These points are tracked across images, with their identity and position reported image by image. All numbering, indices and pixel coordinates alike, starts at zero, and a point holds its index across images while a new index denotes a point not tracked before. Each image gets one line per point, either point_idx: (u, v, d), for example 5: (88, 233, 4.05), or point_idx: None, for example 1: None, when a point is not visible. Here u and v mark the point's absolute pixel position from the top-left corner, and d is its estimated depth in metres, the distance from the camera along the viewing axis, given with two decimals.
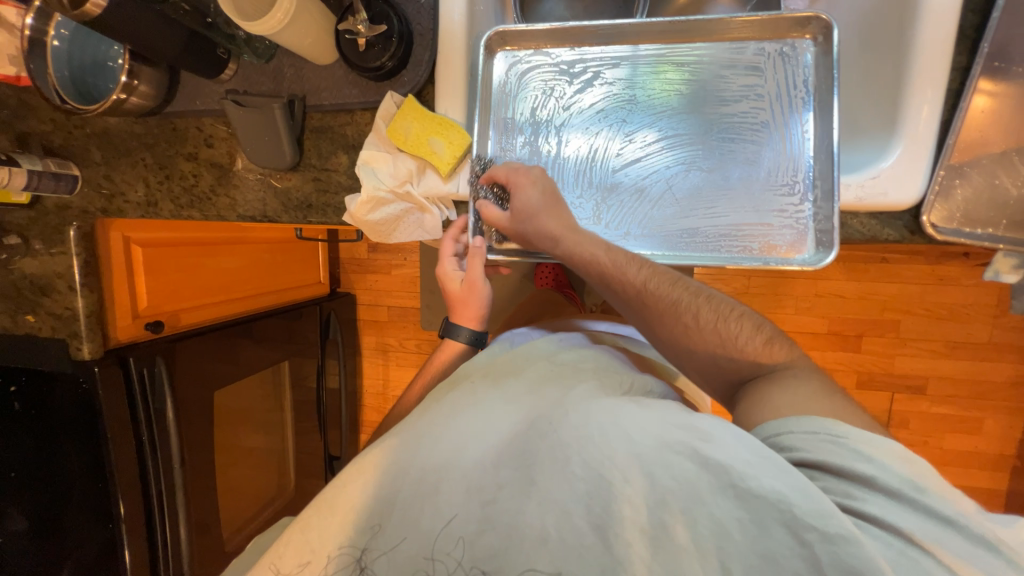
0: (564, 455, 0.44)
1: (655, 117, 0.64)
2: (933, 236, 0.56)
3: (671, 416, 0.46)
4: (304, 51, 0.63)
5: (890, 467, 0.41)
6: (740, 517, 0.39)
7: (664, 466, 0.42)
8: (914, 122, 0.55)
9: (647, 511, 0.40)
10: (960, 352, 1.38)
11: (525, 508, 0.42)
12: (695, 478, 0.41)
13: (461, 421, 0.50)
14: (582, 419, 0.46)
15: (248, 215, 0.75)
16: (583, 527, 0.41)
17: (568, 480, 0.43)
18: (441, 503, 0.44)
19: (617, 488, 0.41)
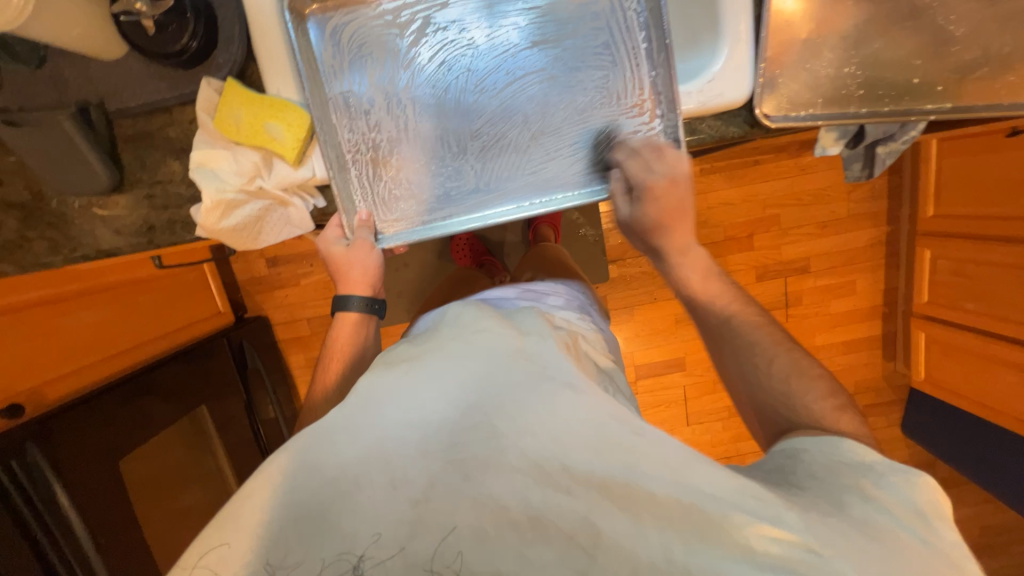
0: (503, 448, 0.43)
1: (501, 58, 0.62)
2: (769, 125, 0.62)
3: (611, 408, 0.48)
4: (71, 43, 0.52)
5: (905, 498, 0.40)
6: (676, 493, 0.40)
7: (600, 452, 0.43)
8: (733, 22, 0.59)
9: (587, 494, 0.40)
10: (829, 229, 1.58)
11: (459, 503, 0.40)
12: (640, 459, 0.42)
13: (382, 421, 0.45)
14: (516, 406, 0.46)
15: (80, 257, 0.63)
16: (523, 520, 0.39)
17: (506, 473, 0.41)
18: (375, 501, 0.40)
19: (560, 479, 0.41)
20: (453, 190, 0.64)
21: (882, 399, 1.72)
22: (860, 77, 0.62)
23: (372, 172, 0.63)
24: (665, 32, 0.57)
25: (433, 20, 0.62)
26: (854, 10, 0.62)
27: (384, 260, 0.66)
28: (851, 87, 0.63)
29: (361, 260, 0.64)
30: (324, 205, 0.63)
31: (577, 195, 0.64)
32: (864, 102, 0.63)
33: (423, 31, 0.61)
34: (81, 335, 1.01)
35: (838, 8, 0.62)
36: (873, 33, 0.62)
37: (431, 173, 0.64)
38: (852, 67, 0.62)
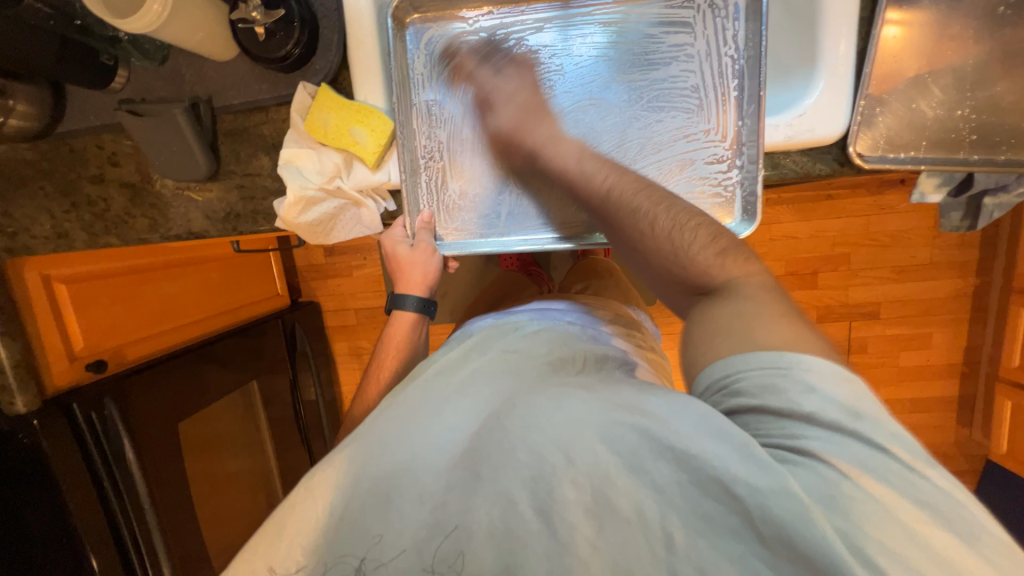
0: (510, 444, 0.41)
1: (585, 86, 0.63)
2: (862, 165, 0.58)
3: (616, 398, 0.44)
4: (196, 47, 0.58)
5: (840, 401, 0.36)
6: (680, 481, 0.36)
7: (607, 441, 0.39)
8: (833, 56, 0.56)
9: (592, 488, 0.38)
10: (906, 275, 1.46)
11: (471, 503, 0.40)
12: (637, 448, 0.38)
13: (415, 430, 0.46)
14: (529, 411, 0.44)
15: (173, 235, 0.69)
16: (527, 515, 0.38)
17: (512, 466, 0.40)
18: (398, 507, 0.41)
19: (560, 472, 0.39)
20: (518, 212, 0.65)
21: (950, 467, 1.56)
22: (973, 121, 0.57)
23: (440, 182, 0.65)
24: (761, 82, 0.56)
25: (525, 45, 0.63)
26: (974, 49, 0.57)
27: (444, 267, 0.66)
28: (961, 131, 0.57)
29: (422, 265, 0.65)
30: (393, 207, 0.66)
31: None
32: (975, 149, 0.58)
33: (512, 57, 0.63)
34: (160, 304, 1.10)
35: (954, 46, 0.57)
36: (994, 74, 0.57)
37: (499, 193, 0.65)
38: (965, 110, 0.57)
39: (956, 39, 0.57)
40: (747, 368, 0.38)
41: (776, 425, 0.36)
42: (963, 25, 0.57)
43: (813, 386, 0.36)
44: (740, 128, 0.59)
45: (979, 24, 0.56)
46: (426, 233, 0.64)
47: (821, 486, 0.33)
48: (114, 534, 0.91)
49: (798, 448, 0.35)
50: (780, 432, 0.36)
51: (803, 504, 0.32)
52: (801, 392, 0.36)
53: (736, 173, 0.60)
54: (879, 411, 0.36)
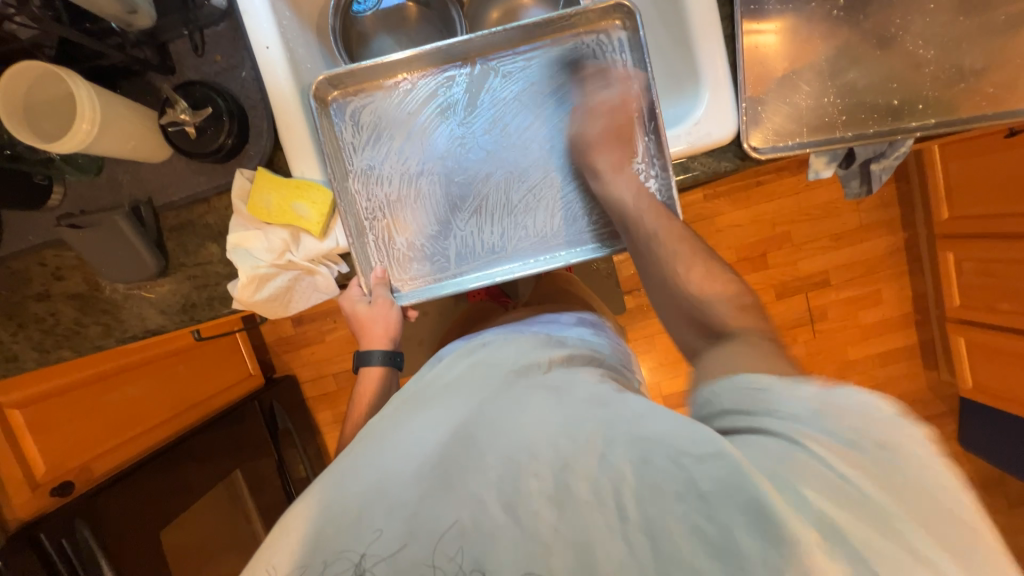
0: (478, 453, 0.45)
1: (504, 126, 0.68)
2: (759, 157, 0.64)
3: (577, 394, 0.49)
4: (130, 154, 0.60)
5: (801, 399, 0.38)
6: (632, 459, 0.40)
7: (568, 436, 0.44)
8: (709, 70, 0.63)
9: (553, 477, 0.42)
10: (843, 241, 1.57)
11: (445, 509, 0.42)
12: (597, 437, 0.43)
13: (392, 445, 0.48)
14: (496, 417, 0.48)
15: (129, 336, 0.69)
16: (498, 512, 0.41)
17: (482, 469, 0.44)
18: (370, 525, 0.42)
19: (528, 466, 0.43)
20: (464, 250, 0.68)
21: (931, 410, 1.64)
22: (841, 104, 0.66)
23: (386, 236, 0.68)
24: (654, 103, 0.63)
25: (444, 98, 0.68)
26: (825, 45, 0.66)
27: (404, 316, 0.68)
28: (833, 114, 0.66)
29: (383, 318, 0.67)
30: (346, 269, 0.68)
31: (575, 252, 0.68)
32: (849, 127, 0.66)
33: (434, 110, 0.68)
34: (123, 410, 1.05)
35: (808, 46, 0.66)
36: (847, 64, 0.66)
37: (444, 236, 0.68)
38: (831, 96, 0.66)
39: (808, 40, 0.66)
40: (767, 385, 0.40)
41: (748, 423, 0.40)
42: (810, 28, 0.66)
43: (781, 393, 0.39)
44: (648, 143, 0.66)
45: (823, 25, 0.66)
46: (380, 288, 0.67)
47: (771, 460, 0.36)
48: None
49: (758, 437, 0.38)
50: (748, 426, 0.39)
51: (740, 464, 0.35)
52: (777, 394, 0.39)
53: (654, 182, 0.66)
54: (854, 408, 0.37)
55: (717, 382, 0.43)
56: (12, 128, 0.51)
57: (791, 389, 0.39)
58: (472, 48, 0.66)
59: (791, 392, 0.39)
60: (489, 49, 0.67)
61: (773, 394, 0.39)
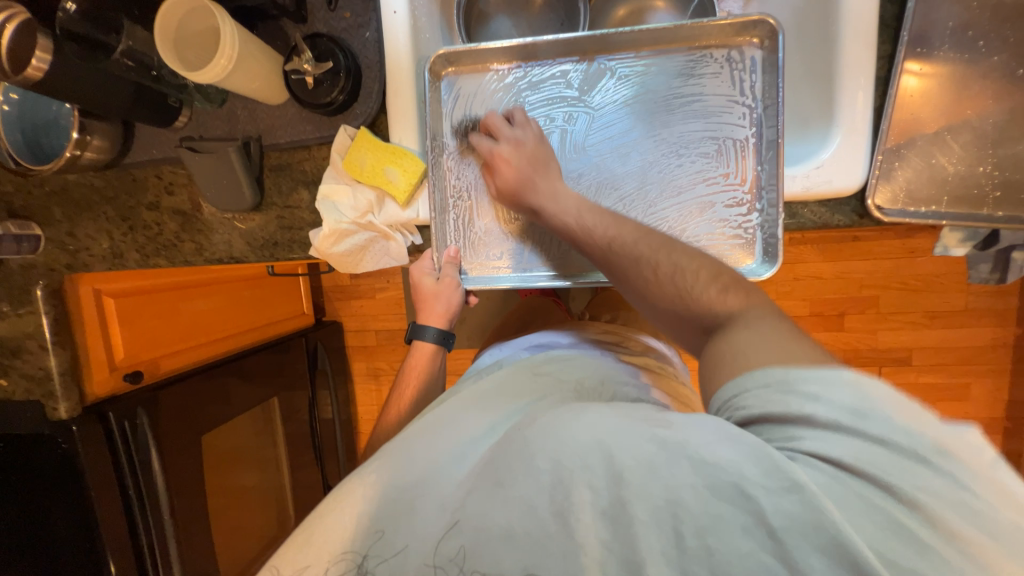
0: (529, 453, 0.42)
1: (610, 130, 0.65)
2: (881, 218, 0.58)
3: (637, 413, 0.44)
4: (252, 93, 0.64)
5: (839, 397, 0.35)
6: (696, 484, 0.35)
7: (625, 445, 0.39)
8: (849, 113, 0.57)
9: (606, 493, 0.38)
10: (940, 321, 1.40)
11: (491, 509, 0.40)
12: (658, 455, 0.38)
13: (437, 445, 0.48)
14: (549, 423, 0.44)
15: (216, 259, 0.75)
16: (546, 517, 0.38)
17: (532, 475, 0.40)
18: (415, 519, 0.42)
19: (577, 476, 0.39)
20: (544, 246, 0.67)
21: None
22: (997, 178, 0.57)
23: (468, 217, 0.68)
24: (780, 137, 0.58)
25: (557, 92, 0.67)
26: (996, 107, 0.57)
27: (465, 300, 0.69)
28: (984, 187, 0.58)
29: (445, 297, 0.68)
30: (420, 241, 0.69)
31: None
32: (998, 205, 0.57)
33: (545, 101, 0.67)
34: (192, 320, 1.15)
35: (974, 104, 0.57)
36: (1017, 133, 0.57)
37: (529, 228, 0.67)
38: (987, 166, 0.57)
39: (976, 98, 0.57)
40: (793, 378, 0.37)
41: (782, 431, 0.36)
42: (983, 84, 0.57)
43: (818, 393, 0.35)
44: (761, 176, 0.61)
45: (1000, 83, 0.57)
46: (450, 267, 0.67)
47: (831, 485, 0.32)
48: (132, 542, 0.93)
49: (802, 451, 0.34)
50: (783, 437, 0.36)
51: (821, 505, 0.32)
52: (819, 385, 0.36)
53: (758, 217, 0.62)
54: (890, 403, 0.34)
55: (739, 376, 0.40)
56: (163, 54, 0.55)
57: (835, 385, 0.35)
58: (592, 44, 0.64)
59: (836, 386, 0.35)
60: (606, 49, 0.64)
61: (813, 384, 0.36)
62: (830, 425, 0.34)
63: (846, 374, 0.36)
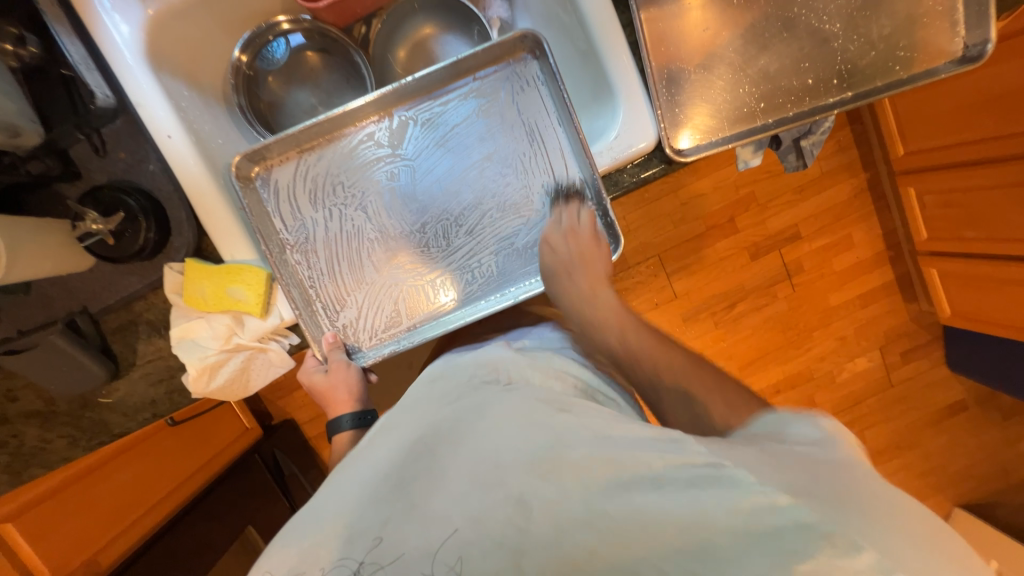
0: (445, 474, 0.44)
1: (431, 169, 0.67)
2: (685, 159, 0.64)
3: (547, 400, 0.51)
4: (49, 272, 0.58)
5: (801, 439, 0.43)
6: (597, 455, 0.42)
7: (526, 439, 0.44)
8: (620, 83, 0.62)
9: (518, 485, 0.41)
10: (807, 192, 1.57)
11: (412, 528, 0.41)
12: (555, 436, 0.44)
13: (346, 482, 0.47)
14: (464, 438, 0.47)
15: (97, 442, 0.69)
16: (465, 525, 0.40)
17: (450, 489, 0.43)
18: (344, 531, 0.42)
19: (492, 478, 0.42)
20: (421, 296, 0.68)
21: (917, 342, 1.65)
22: (757, 93, 0.65)
23: (336, 299, 0.67)
24: (576, 128, 0.61)
25: (373, 151, 0.67)
26: (730, 36, 0.66)
27: (364, 374, 0.68)
28: (751, 105, 0.66)
29: (342, 380, 0.67)
30: (298, 339, 0.68)
31: (527, 285, 0.67)
32: (768, 114, 0.65)
33: (366, 164, 0.67)
34: (119, 497, 1.05)
35: (712, 39, 0.65)
36: (756, 51, 0.65)
37: (399, 283, 0.68)
38: (746, 86, 0.65)
39: (711, 34, 0.65)
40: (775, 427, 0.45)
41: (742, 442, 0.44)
42: (712, 21, 0.65)
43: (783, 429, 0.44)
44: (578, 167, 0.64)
45: (725, 16, 0.65)
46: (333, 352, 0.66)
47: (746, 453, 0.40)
48: None
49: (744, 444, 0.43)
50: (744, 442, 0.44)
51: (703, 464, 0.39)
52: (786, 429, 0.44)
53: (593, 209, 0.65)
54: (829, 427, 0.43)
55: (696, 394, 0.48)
56: None
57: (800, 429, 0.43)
58: (385, 102, 0.65)
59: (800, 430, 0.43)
60: (398, 100, 0.66)
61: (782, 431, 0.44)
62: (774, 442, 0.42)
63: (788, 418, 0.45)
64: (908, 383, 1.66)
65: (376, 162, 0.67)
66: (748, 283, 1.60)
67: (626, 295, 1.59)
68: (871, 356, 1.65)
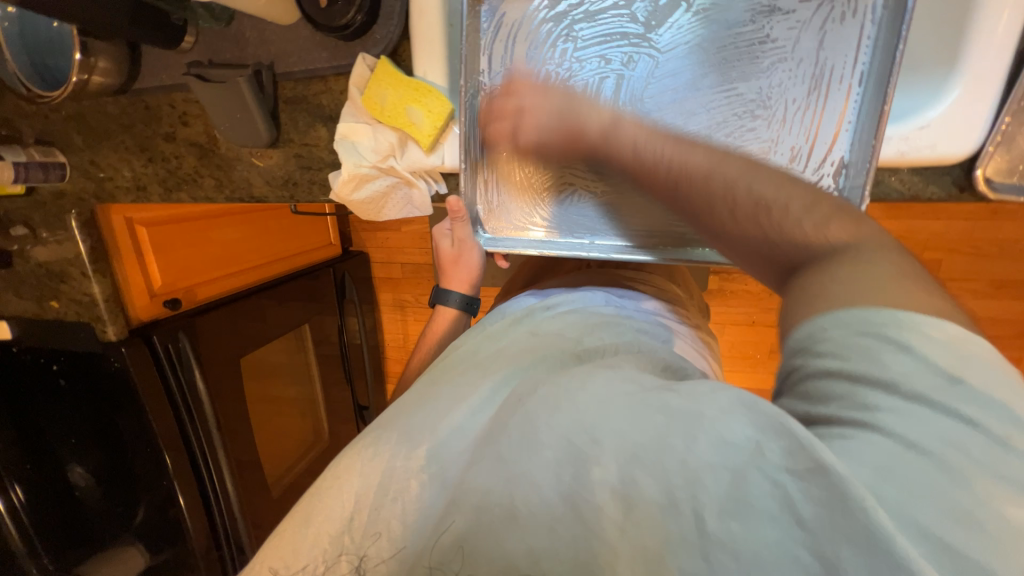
0: (534, 433, 0.37)
1: (674, 74, 0.57)
2: (987, 194, 0.49)
3: (647, 379, 0.40)
4: (259, 12, 0.56)
5: (937, 363, 0.29)
6: (713, 463, 0.31)
7: (635, 423, 0.34)
8: (976, 61, 0.46)
9: (616, 469, 0.33)
10: (1009, 292, 1.25)
11: (483, 477, 0.37)
12: (666, 426, 0.33)
13: (417, 429, 0.44)
14: (553, 392, 0.40)
15: (237, 197, 0.72)
16: (553, 500, 0.34)
17: (535, 451, 0.36)
18: (405, 495, 0.40)
19: (587, 454, 0.34)
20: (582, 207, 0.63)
21: None
22: None
23: (499, 173, 0.62)
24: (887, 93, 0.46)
25: (619, 29, 0.57)
26: None
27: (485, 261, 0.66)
28: None
29: (466, 259, 0.66)
30: (444, 191, 0.64)
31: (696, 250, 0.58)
32: None
33: (604, 39, 0.58)
34: (223, 249, 1.15)
35: None
36: None
37: (573, 184, 0.63)
38: None
39: None
40: (891, 328, 0.31)
41: (850, 391, 0.30)
42: None
43: (916, 352, 0.30)
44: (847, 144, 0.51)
45: None
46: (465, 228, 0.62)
47: (880, 460, 0.27)
48: (189, 449, 1.00)
49: (868, 407, 0.29)
50: (851, 397, 0.30)
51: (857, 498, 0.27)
52: (921, 339, 0.30)
53: None
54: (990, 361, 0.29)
55: (818, 318, 0.33)
56: None
57: (942, 337, 0.30)
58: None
59: (941, 341, 0.30)
60: None
61: (915, 338, 0.30)
62: (913, 389, 0.29)
63: (952, 334, 0.30)
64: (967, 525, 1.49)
65: (617, 42, 0.58)
66: None
67: (725, 296, 1.34)
68: None
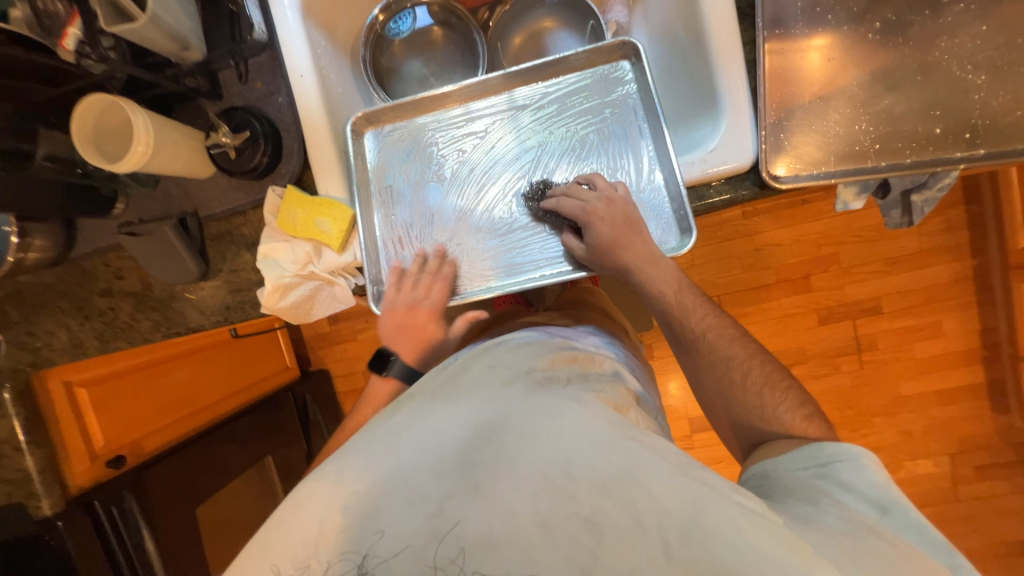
0: (513, 463, 0.46)
1: (525, 148, 0.72)
2: (779, 186, 0.61)
3: (616, 420, 0.51)
4: (178, 172, 0.67)
5: (866, 493, 0.47)
6: (678, 499, 0.43)
7: (599, 455, 0.46)
8: (728, 98, 0.62)
9: (589, 503, 0.43)
10: (900, 267, 1.42)
11: (471, 514, 0.43)
12: (632, 461, 0.46)
13: (385, 450, 0.49)
14: (524, 426, 0.49)
15: (174, 333, 0.76)
16: (530, 526, 0.42)
17: (514, 484, 0.45)
18: (390, 514, 0.45)
19: (565, 486, 0.44)
20: (479, 259, 0.70)
21: (998, 458, 1.45)
22: (874, 133, 0.62)
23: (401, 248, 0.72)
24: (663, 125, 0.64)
25: (475, 126, 0.73)
26: (854, 73, 0.63)
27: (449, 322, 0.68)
28: (865, 145, 0.62)
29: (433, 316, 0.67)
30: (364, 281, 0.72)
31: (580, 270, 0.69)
32: (882, 156, 0.62)
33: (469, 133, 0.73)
34: (172, 393, 1.14)
35: (835, 70, 0.63)
36: (881, 90, 0.62)
37: (468, 243, 0.71)
38: (864, 124, 0.62)
39: (836, 67, 0.63)
40: (831, 462, 0.50)
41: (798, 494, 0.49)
42: (839, 55, 0.63)
43: (848, 482, 0.48)
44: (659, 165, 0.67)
45: (855, 51, 0.63)
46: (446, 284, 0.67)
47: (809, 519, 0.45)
48: None
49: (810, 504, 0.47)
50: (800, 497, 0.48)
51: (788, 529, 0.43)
52: (851, 476, 0.49)
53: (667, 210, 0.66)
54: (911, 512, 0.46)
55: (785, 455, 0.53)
56: (82, 152, 0.58)
57: (869, 484, 0.48)
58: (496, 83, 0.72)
59: (867, 486, 0.48)
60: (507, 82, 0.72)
61: (847, 473, 0.49)
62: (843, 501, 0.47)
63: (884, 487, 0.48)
64: (978, 501, 1.46)
65: (474, 133, 0.73)
66: (811, 347, 1.47)
67: None
68: (939, 461, 1.47)
